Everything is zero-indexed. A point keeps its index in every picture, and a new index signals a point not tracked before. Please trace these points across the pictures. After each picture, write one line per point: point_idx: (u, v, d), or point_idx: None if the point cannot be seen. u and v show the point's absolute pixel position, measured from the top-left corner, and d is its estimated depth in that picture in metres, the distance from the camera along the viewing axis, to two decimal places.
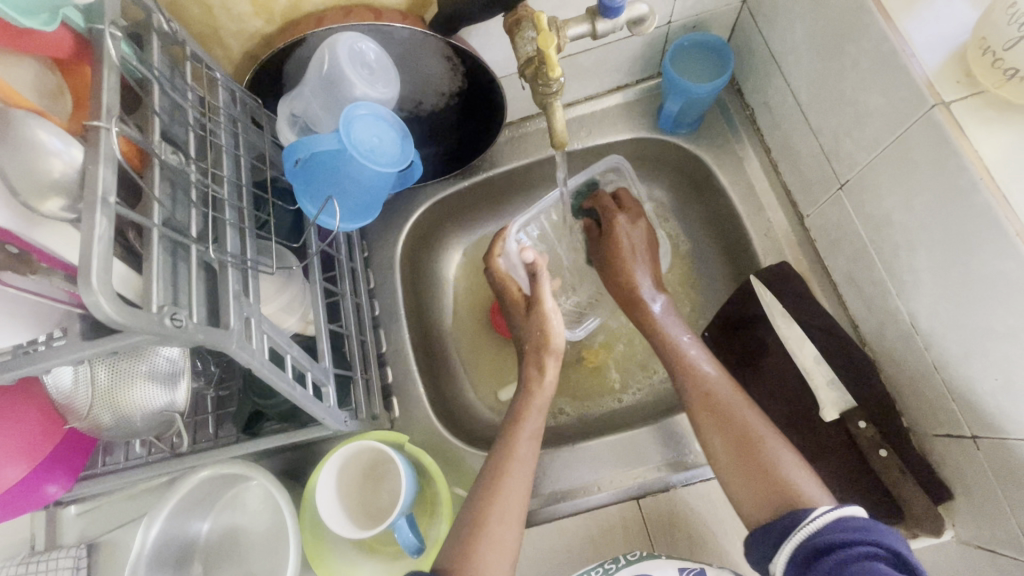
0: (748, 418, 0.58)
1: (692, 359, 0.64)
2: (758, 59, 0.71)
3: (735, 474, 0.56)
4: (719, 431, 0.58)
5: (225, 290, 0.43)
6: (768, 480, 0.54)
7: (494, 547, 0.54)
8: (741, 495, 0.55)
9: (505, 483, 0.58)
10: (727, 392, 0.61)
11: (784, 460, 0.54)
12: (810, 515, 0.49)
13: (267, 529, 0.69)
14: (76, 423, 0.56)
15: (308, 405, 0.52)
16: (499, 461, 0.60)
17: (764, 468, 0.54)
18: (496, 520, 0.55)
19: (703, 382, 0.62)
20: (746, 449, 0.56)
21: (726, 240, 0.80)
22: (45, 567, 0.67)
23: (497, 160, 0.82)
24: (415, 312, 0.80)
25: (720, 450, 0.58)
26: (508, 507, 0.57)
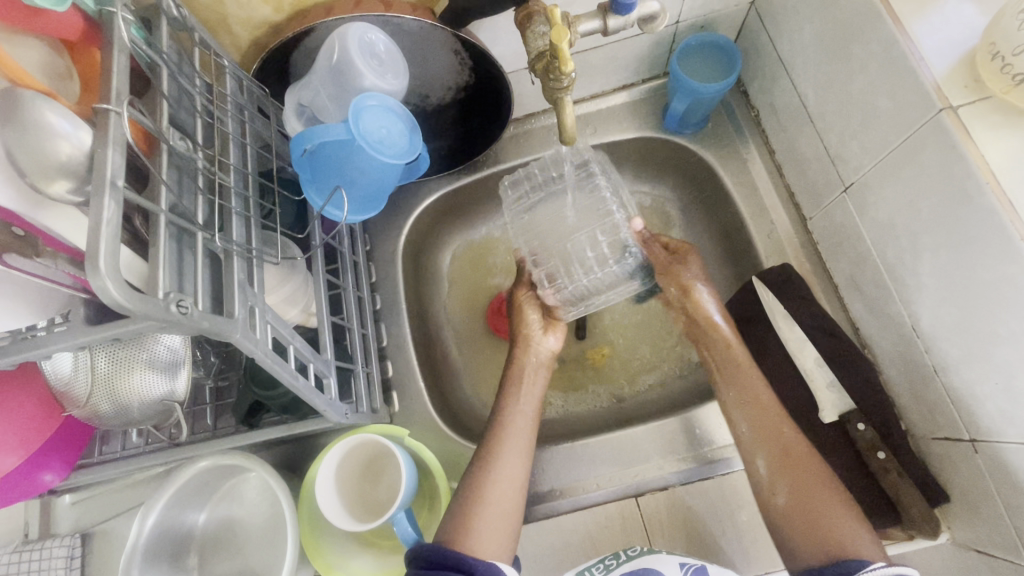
0: (818, 472, 0.57)
1: (768, 400, 0.62)
2: (765, 61, 0.71)
3: (777, 491, 0.58)
4: (762, 448, 0.60)
5: (230, 279, 0.43)
6: (813, 516, 0.55)
7: (492, 520, 0.57)
8: (784, 533, 0.56)
9: (497, 463, 0.60)
10: (773, 412, 0.62)
11: (847, 521, 0.54)
12: (864, 568, 0.49)
13: (265, 523, 0.69)
14: (74, 411, 0.56)
15: (310, 396, 0.52)
16: (491, 443, 0.62)
17: (805, 498, 0.56)
18: (493, 496, 0.58)
19: (779, 428, 0.60)
20: (808, 504, 0.56)
21: (728, 241, 0.80)
22: (40, 555, 0.67)
23: (502, 156, 0.81)
24: (416, 306, 0.80)
25: (764, 473, 0.59)
26: (503, 486, 0.59)
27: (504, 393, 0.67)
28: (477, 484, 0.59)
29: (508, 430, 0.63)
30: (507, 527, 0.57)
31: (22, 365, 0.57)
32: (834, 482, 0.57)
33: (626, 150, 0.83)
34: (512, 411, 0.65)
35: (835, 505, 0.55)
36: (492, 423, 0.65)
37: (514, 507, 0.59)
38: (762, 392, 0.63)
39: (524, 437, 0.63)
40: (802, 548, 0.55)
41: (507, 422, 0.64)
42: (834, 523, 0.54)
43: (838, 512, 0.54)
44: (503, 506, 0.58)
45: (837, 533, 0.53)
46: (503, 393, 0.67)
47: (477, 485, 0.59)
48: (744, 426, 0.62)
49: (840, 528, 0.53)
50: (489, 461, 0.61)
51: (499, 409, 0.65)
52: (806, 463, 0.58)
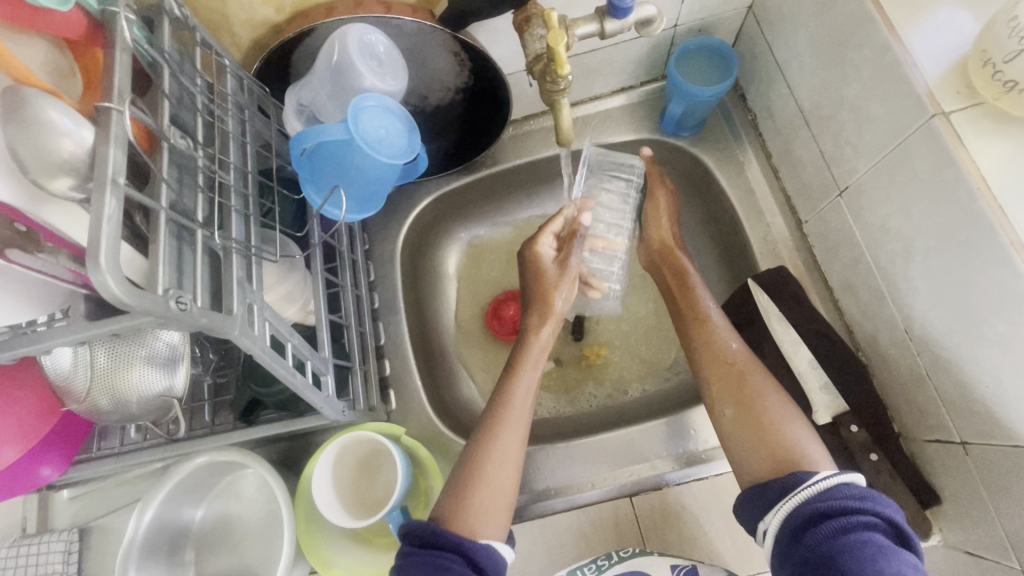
0: (763, 385, 0.60)
1: (708, 319, 0.66)
2: (763, 65, 0.72)
3: (724, 406, 0.60)
4: (710, 365, 0.63)
5: (229, 276, 0.43)
6: (762, 429, 0.57)
7: (489, 501, 0.56)
8: (734, 444, 0.58)
9: (496, 444, 0.60)
10: (720, 334, 0.65)
11: (794, 429, 0.56)
12: (809, 478, 0.51)
13: (261, 519, 0.69)
14: (73, 406, 0.57)
15: (307, 393, 0.52)
16: (489, 426, 0.61)
17: (750, 403, 0.59)
18: (492, 477, 0.58)
19: (723, 352, 0.63)
20: (752, 412, 0.58)
21: (724, 243, 0.81)
22: (35, 550, 0.68)
23: (500, 157, 0.82)
24: (414, 306, 0.81)
25: (715, 394, 0.62)
26: (501, 468, 0.58)
27: (508, 376, 0.65)
28: (476, 466, 0.58)
29: (507, 416, 0.61)
30: (503, 508, 0.57)
31: (21, 361, 0.57)
32: (783, 403, 0.59)
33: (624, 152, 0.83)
34: (514, 391, 0.63)
35: (783, 423, 0.57)
36: (493, 402, 0.63)
37: (509, 488, 0.58)
38: (711, 315, 0.67)
39: (522, 421, 0.62)
40: (749, 455, 0.57)
41: (511, 399, 0.63)
42: (783, 433, 0.56)
43: (795, 433, 0.56)
44: (501, 488, 0.57)
45: (785, 446, 0.55)
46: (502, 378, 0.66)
47: (476, 469, 0.58)
48: (696, 342, 0.66)
49: (790, 440, 0.56)
50: (489, 442, 0.60)
51: (501, 392, 0.64)
52: (758, 380, 0.60)
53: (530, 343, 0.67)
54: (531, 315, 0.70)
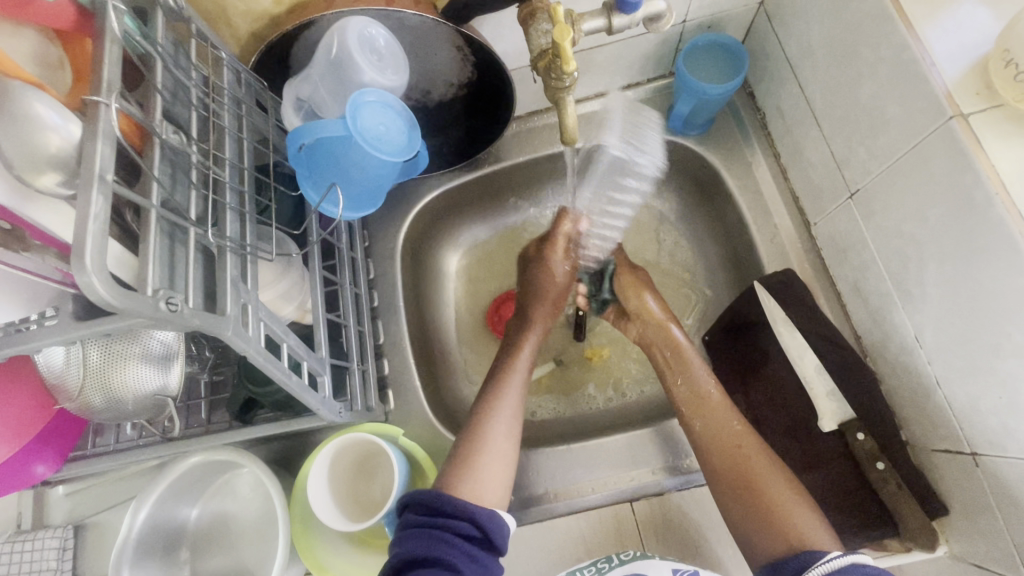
0: (767, 470, 0.58)
1: (708, 396, 0.65)
2: (773, 63, 0.70)
3: (730, 487, 0.59)
4: (713, 447, 0.61)
5: (222, 275, 0.42)
6: (776, 513, 0.56)
7: (491, 468, 0.59)
8: (745, 531, 0.57)
9: (494, 418, 0.63)
10: (720, 413, 0.63)
11: (805, 515, 0.55)
12: (821, 558, 0.50)
13: (256, 519, 0.69)
14: (66, 404, 0.56)
15: (302, 394, 0.51)
16: (496, 385, 0.67)
17: (758, 489, 0.57)
18: (496, 429, 0.62)
19: (726, 433, 0.62)
20: (761, 499, 0.57)
21: (731, 245, 0.79)
22: (32, 546, 0.68)
23: (503, 154, 0.81)
24: (414, 305, 0.80)
25: (720, 478, 0.60)
26: (505, 423, 0.63)
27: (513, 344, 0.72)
28: (476, 437, 0.61)
29: (503, 393, 0.65)
30: (504, 464, 0.60)
31: (14, 357, 0.56)
32: (791, 488, 0.57)
33: None
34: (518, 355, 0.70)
35: (792, 506, 0.56)
36: (489, 383, 0.67)
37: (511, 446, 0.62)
38: (708, 387, 0.66)
39: (523, 385, 0.68)
40: (761, 535, 0.56)
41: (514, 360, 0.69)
42: (792, 518, 0.55)
43: (806, 520, 0.55)
44: (503, 441, 0.62)
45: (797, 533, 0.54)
46: (496, 366, 0.69)
47: (477, 442, 0.60)
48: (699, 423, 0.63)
49: (800, 526, 0.54)
50: (492, 409, 0.63)
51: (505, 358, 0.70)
52: (761, 461, 0.59)
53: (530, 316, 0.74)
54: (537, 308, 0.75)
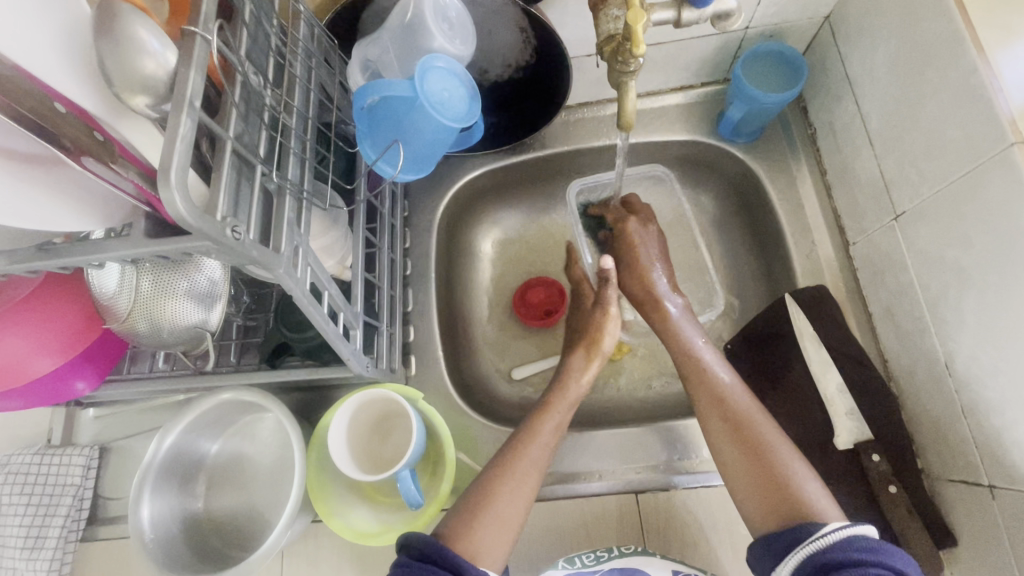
0: (771, 441, 0.57)
1: (708, 364, 0.64)
2: (832, 78, 0.70)
3: (730, 460, 0.58)
4: (712, 415, 0.61)
5: (281, 216, 0.44)
6: (769, 480, 0.55)
7: (494, 529, 0.56)
8: (748, 501, 0.56)
9: (512, 475, 0.59)
10: (720, 382, 0.63)
11: (807, 484, 0.54)
12: (818, 526, 0.49)
13: (273, 463, 0.71)
14: (112, 324, 0.59)
15: (336, 342, 0.53)
16: (516, 446, 0.62)
17: (759, 462, 0.56)
18: (503, 506, 0.57)
19: (727, 401, 0.61)
20: (761, 467, 0.56)
21: (764, 256, 0.79)
22: (60, 460, 0.73)
23: (548, 142, 0.82)
24: (445, 278, 0.82)
25: (719, 446, 0.60)
26: (521, 480, 0.59)
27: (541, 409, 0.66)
28: (486, 495, 0.58)
29: (527, 451, 0.61)
30: (506, 535, 0.56)
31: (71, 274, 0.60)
32: (797, 462, 0.56)
33: (673, 151, 0.83)
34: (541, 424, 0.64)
35: (795, 475, 0.55)
36: (516, 434, 0.63)
37: (517, 520, 0.58)
38: (704, 354, 0.65)
39: (542, 455, 0.62)
40: (752, 505, 0.55)
41: (534, 437, 0.63)
42: (795, 485, 0.54)
43: (808, 487, 0.54)
44: (508, 517, 0.57)
45: (799, 499, 0.53)
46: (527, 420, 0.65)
47: (486, 498, 0.58)
48: (695, 394, 0.63)
49: (805, 495, 0.53)
50: (511, 465, 0.60)
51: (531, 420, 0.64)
52: (757, 430, 0.58)
53: (569, 385, 0.68)
54: (574, 355, 0.71)
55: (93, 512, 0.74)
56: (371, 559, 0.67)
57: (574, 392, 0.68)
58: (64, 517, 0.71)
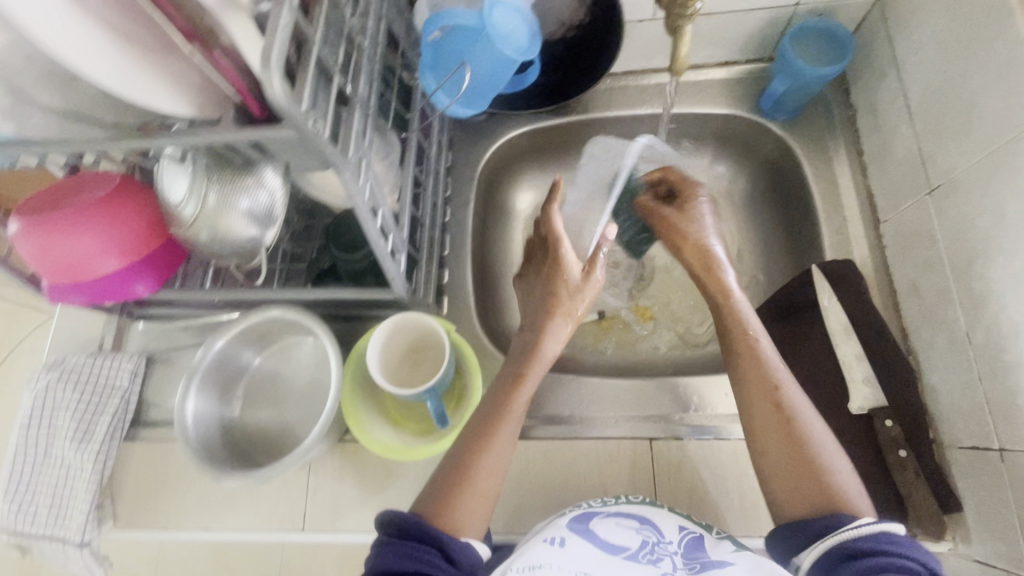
0: (815, 435, 0.57)
1: (762, 350, 0.62)
2: (877, 58, 0.72)
3: (768, 445, 0.58)
4: (757, 400, 0.60)
5: (351, 124, 0.48)
6: (809, 474, 0.55)
7: (473, 502, 0.57)
8: (778, 486, 0.56)
9: (492, 450, 0.59)
10: (772, 368, 0.61)
11: (847, 482, 0.54)
12: (855, 522, 0.50)
13: (308, 384, 0.75)
14: (177, 231, 0.63)
15: (385, 258, 0.56)
16: (493, 423, 0.61)
17: (800, 451, 0.56)
18: (483, 480, 0.58)
19: (776, 390, 0.60)
20: (802, 461, 0.56)
21: (793, 232, 0.81)
22: (110, 364, 0.78)
23: (591, 106, 0.85)
24: (481, 229, 0.85)
25: (759, 430, 0.59)
26: (498, 458, 0.59)
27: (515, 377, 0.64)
28: (466, 471, 0.58)
29: (505, 423, 0.61)
30: (485, 507, 0.57)
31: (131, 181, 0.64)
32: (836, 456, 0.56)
33: (712, 125, 0.85)
34: (516, 398, 0.62)
35: (834, 470, 0.55)
36: (491, 402, 0.63)
37: (494, 491, 0.59)
38: (758, 338, 0.64)
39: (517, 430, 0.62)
40: (784, 492, 0.56)
41: (508, 411, 0.62)
42: (833, 480, 0.54)
43: (846, 483, 0.54)
44: (486, 491, 0.58)
45: (837, 496, 0.54)
46: (498, 390, 0.64)
47: (467, 471, 0.58)
48: (743, 376, 0.62)
49: (841, 491, 0.54)
50: (488, 440, 0.60)
51: (505, 391, 0.63)
52: (802, 421, 0.58)
53: (539, 353, 0.65)
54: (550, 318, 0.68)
55: (136, 414, 0.79)
56: (393, 480, 0.71)
57: (545, 360, 0.66)
58: (111, 416, 0.75)
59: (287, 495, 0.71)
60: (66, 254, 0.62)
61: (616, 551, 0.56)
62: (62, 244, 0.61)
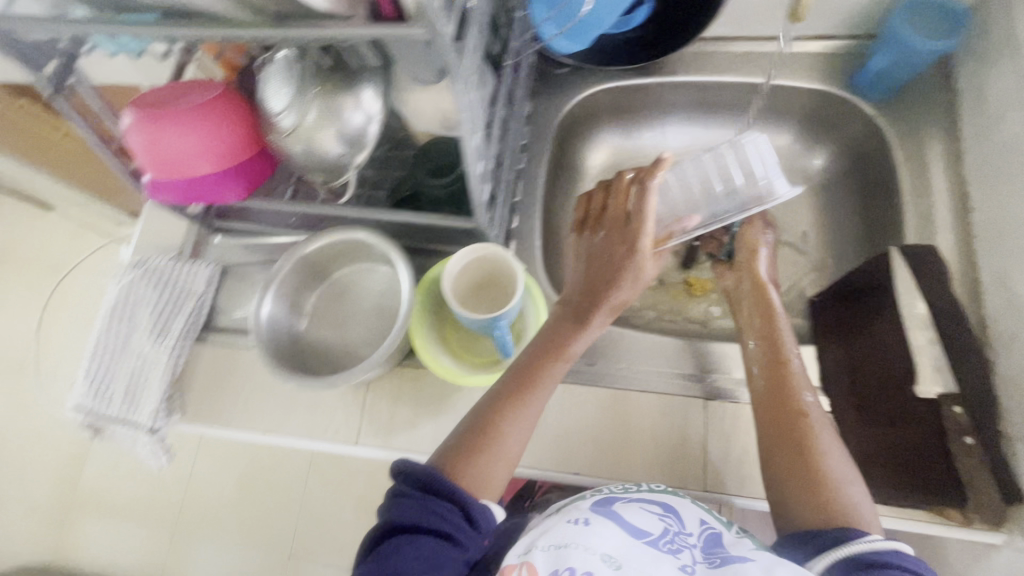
0: (828, 452, 0.59)
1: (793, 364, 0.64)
2: (993, 40, 0.69)
3: (774, 455, 0.60)
4: (771, 413, 0.62)
5: (468, 35, 0.49)
6: (813, 491, 0.57)
7: (496, 465, 0.58)
8: (778, 496, 0.59)
9: (517, 421, 0.60)
10: (799, 384, 0.63)
11: (860, 503, 0.56)
12: (861, 538, 0.52)
13: (372, 309, 0.78)
14: (273, 139, 0.66)
15: (475, 180, 0.58)
16: (522, 394, 0.61)
17: (807, 465, 0.58)
18: (507, 448, 0.59)
19: (799, 406, 0.62)
20: (809, 475, 0.58)
21: (872, 217, 0.80)
22: (189, 269, 0.82)
23: (678, 68, 0.84)
24: (551, 182, 0.86)
25: (770, 441, 0.61)
26: (521, 431, 0.60)
27: (543, 355, 0.63)
28: (493, 434, 0.59)
29: (533, 396, 0.61)
30: (507, 472, 0.59)
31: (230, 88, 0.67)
32: (850, 475, 0.58)
33: (800, 100, 0.83)
34: (550, 373, 0.62)
35: (842, 487, 0.57)
36: (522, 370, 0.63)
37: (515, 460, 0.60)
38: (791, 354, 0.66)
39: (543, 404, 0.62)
40: (783, 504, 0.58)
41: (537, 385, 0.62)
42: (836, 497, 0.56)
43: (853, 500, 0.56)
44: (509, 457, 0.59)
45: (837, 510, 0.55)
46: (526, 364, 0.63)
47: (491, 436, 0.59)
48: (766, 389, 0.64)
49: (846, 508, 0.55)
50: (514, 411, 0.60)
51: (537, 366, 0.63)
52: (816, 438, 0.59)
53: (579, 334, 0.64)
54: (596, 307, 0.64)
55: (208, 320, 0.83)
56: (448, 409, 0.73)
57: (579, 344, 0.64)
58: (187, 316, 0.79)
59: (344, 409, 0.74)
60: (169, 148, 0.65)
61: (640, 533, 0.55)
62: (166, 139, 0.64)
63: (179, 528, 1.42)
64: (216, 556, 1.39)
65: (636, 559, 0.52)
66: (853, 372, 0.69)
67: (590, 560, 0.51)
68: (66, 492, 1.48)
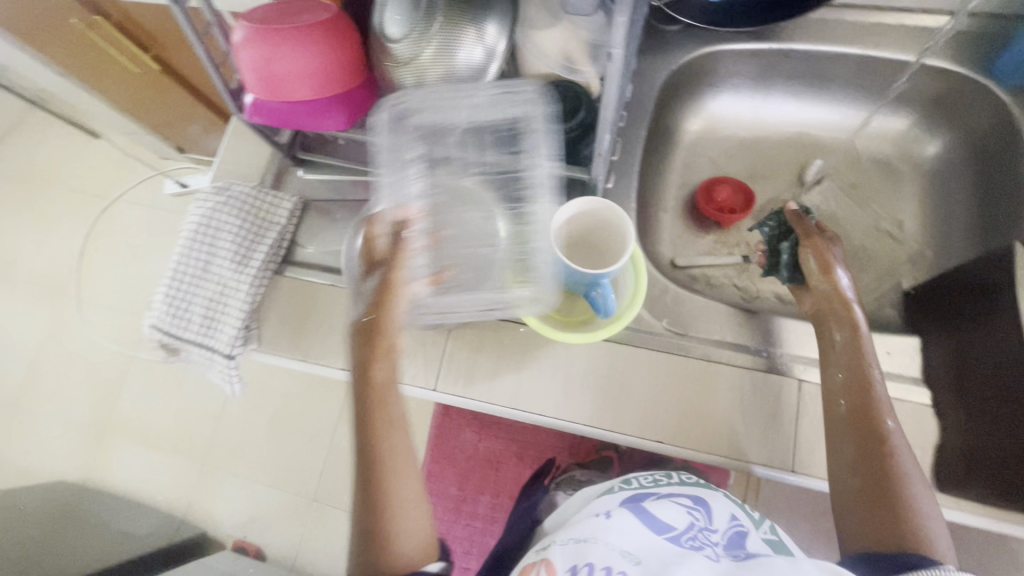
0: (901, 478, 0.55)
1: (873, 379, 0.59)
2: None
3: (853, 473, 0.57)
4: (852, 428, 0.58)
5: None
6: (889, 515, 0.54)
7: (408, 526, 0.55)
8: (848, 516, 0.56)
9: (393, 483, 0.56)
10: (884, 403, 0.59)
11: (934, 531, 0.53)
12: (932, 565, 0.49)
13: None
14: (388, 67, 0.63)
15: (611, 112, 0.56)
16: (371, 458, 0.57)
17: (883, 488, 0.55)
18: (398, 516, 0.55)
19: (879, 428, 0.57)
20: (882, 501, 0.55)
21: (986, 210, 0.76)
22: (271, 200, 0.81)
23: (797, 35, 0.79)
24: (649, 143, 0.83)
25: (849, 461, 0.58)
26: (405, 486, 0.56)
27: (369, 365, 0.58)
28: (382, 509, 0.55)
29: (381, 454, 0.57)
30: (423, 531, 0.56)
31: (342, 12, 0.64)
32: (925, 499, 0.55)
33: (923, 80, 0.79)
34: (382, 414, 0.58)
35: (917, 512, 0.54)
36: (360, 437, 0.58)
37: (423, 512, 0.57)
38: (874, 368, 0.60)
39: (408, 444, 0.59)
40: (849, 526, 0.56)
41: (383, 434, 0.57)
42: (912, 525, 0.53)
43: (929, 524, 0.53)
44: (416, 520, 0.56)
45: (916, 536, 0.52)
46: (360, 423, 0.58)
47: (382, 512, 0.55)
48: (847, 408, 0.59)
49: (920, 535, 0.53)
50: (380, 478, 0.56)
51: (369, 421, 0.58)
52: (898, 459, 0.56)
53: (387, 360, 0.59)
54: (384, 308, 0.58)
55: (286, 253, 0.82)
56: (530, 363, 0.72)
57: (388, 339, 0.58)
58: (268, 246, 0.79)
59: (423, 353, 0.73)
60: (279, 68, 0.62)
61: (664, 530, 0.53)
62: (280, 57, 0.62)
63: (210, 460, 1.45)
64: (241, 490, 1.42)
65: (659, 554, 0.50)
66: (961, 367, 0.65)
67: (610, 556, 0.49)
68: (100, 416, 1.51)
